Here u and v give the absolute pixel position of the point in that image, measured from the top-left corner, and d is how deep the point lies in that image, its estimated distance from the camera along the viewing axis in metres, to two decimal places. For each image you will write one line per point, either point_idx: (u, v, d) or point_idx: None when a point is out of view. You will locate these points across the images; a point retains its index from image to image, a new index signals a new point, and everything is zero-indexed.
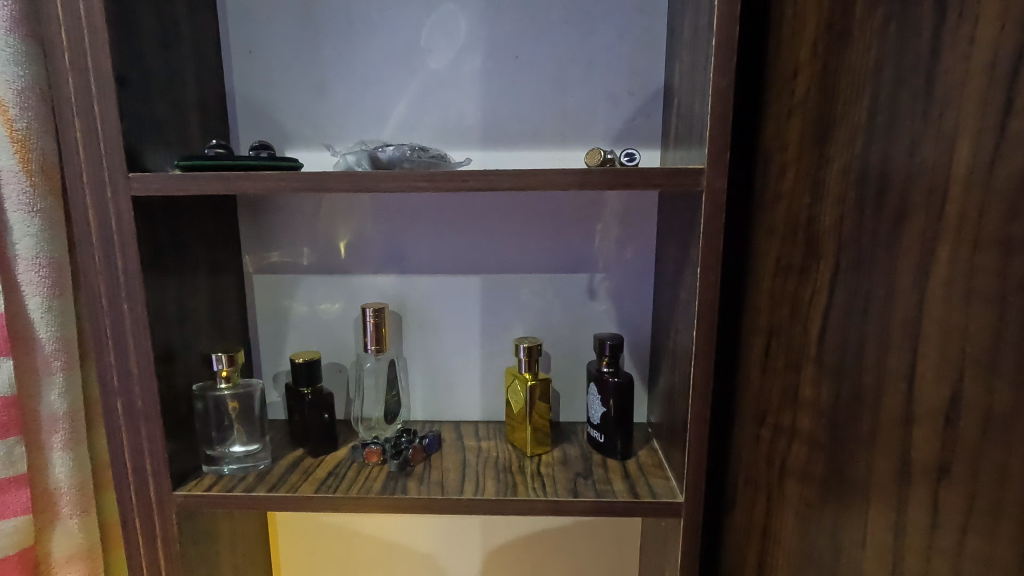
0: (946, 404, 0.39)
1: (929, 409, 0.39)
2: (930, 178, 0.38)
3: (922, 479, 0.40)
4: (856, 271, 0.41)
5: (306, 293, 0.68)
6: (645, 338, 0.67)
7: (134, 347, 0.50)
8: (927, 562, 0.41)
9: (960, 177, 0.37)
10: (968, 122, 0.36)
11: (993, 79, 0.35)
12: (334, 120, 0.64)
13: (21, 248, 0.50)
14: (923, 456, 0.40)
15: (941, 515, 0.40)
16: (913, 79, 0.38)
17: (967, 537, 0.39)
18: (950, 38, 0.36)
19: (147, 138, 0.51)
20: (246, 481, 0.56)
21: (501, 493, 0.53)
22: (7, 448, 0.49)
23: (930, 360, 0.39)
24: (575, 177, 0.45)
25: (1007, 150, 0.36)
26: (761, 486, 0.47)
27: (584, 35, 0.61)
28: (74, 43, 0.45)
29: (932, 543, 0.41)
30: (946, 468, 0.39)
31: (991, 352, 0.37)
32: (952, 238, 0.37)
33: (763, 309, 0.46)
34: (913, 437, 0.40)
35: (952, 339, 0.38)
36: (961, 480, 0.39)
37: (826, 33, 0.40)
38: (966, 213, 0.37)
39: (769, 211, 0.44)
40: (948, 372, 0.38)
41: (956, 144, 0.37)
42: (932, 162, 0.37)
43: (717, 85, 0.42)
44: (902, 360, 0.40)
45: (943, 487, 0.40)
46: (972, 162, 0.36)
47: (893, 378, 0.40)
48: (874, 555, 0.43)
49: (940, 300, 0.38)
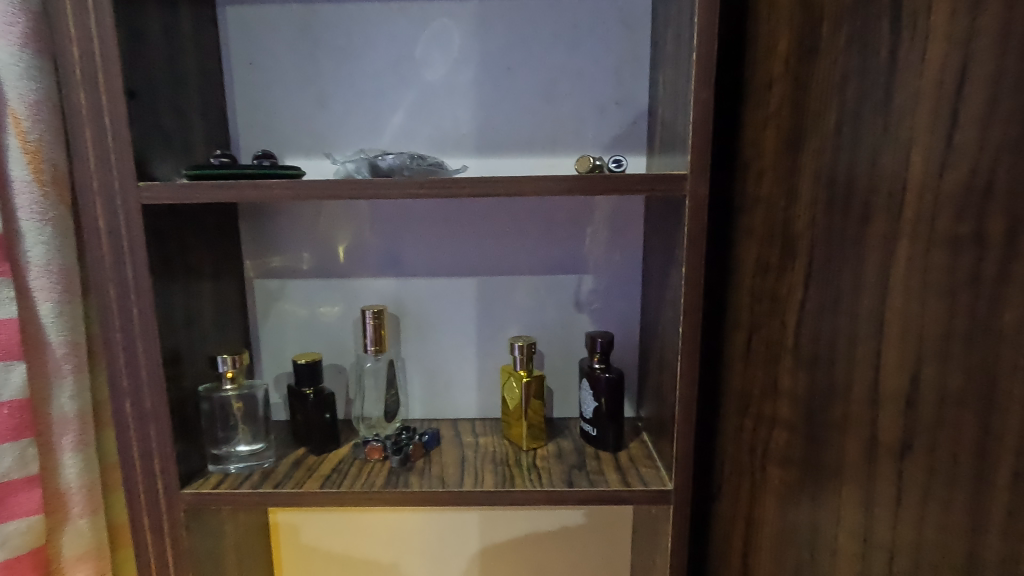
0: (908, 388, 0.42)
1: (893, 393, 0.43)
2: (891, 184, 0.41)
3: (888, 456, 0.43)
4: (827, 269, 0.44)
5: (306, 297, 0.70)
6: (634, 336, 0.70)
7: (143, 350, 0.52)
8: (895, 534, 0.44)
9: (916, 184, 0.40)
10: (920, 132, 0.40)
11: (943, 96, 0.39)
12: (333, 129, 0.66)
13: (33, 256, 0.51)
14: (889, 436, 0.43)
15: (904, 487, 0.43)
16: (874, 93, 0.41)
17: (926, 505, 0.43)
18: (905, 57, 0.40)
19: (155, 150, 0.53)
20: (252, 479, 0.57)
21: (499, 486, 0.55)
22: (20, 450, 0.50)
23: (892, 351, 0.42)
24: (567, 185, 0.48)
25: (953, 160, 0.39)
26: (745, 473, 0.51)
27: (571, 48, 0.64)
28: (87, 59, 0.47)
29: (898, 514, 0.44)
30: (908, 444, 0.43)
31: (944, 339, 0.41)
32: (910, 238, 0.41)
33: (744, 305, 0.49)
34: (880, 419, 0.43)
35: (910, 327, 0.41)
36: (922, 453, 0.42)
37: (796, 50, 0.43)
38: (922, 213, 0.40)
39: (749, 212, 0.48)
40: (908, 360, 0.42)
41: (911, 153, 0.40)
42: (893, 168, 0.41)
43: (698, 97, 0.46)
44: (869, 350, 0.43)
45: (906, 462, 0.43)
46: (925, 166, 0.40)
47: (862, 366, 0.43)
48: (847, 528, 0.46)
49: (901, 295, 0.42)
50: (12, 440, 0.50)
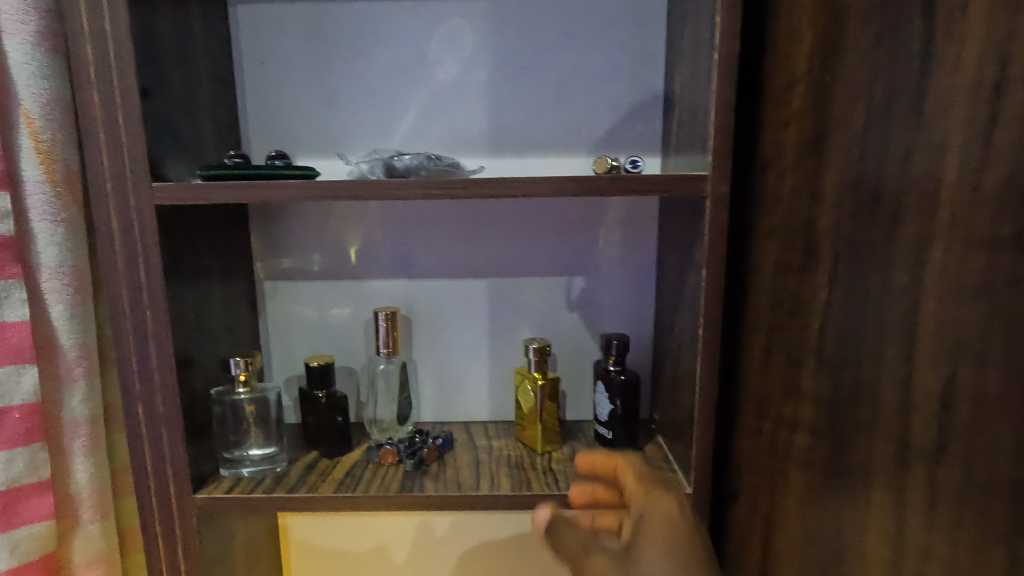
0: (941, 389, 0.35)
1: (926, 394, 0.36)
2: (923, 183, 0.36)
3: (921, 462, 0.37)
4: (855, 270, 0.41)
5: (317, 298, 0.70)
6: (648, 338, 0.70)
7: (155, 352, 0.51)
8: (927, 547, 0.36)
9: (950, 187, 0.34)
10: (956, 132, 0.33)
11: (982, 85, 0.32)
12: (345, 129, 0.65)
13: (44, 257, 0.50)
14: (921, 438, 0.36)
15: (939, 495, 0.35)
16: (905, 92, 0.37)
17: (963, 519, 0.34)
18: (939, 56, 0.34)
19: (167, 150, 0.52)
20: (264, 484, 0.57)
21: (516, 490, 0.54)
22: (31, 454, 0.50)
23: (925, 348, 0.36)
24: (587, 185, 0.48)
25: (995, 157, 0.31)
26: (766, 475, 0.50)
27: (585, 47, 0.63)
28: (100, 58, 0.47)
29: (932, 528, 0.36)
30: (942, 448, 0.35)
31: (984, 334, 0.33)
32: (944, 241, 0.34)
33: (764, 308, 0.50)
34: (912, 421, 0.37)
35: (946, 325, 0.35)
36: (957, 458, 0.34)
37: (819, 48, 0.43)
38: (957, 216, 0.34)
39: (770, 214, 0.49)
40: (943, 359, 0.35)
41: (946, 156, 0.34)
42: (924, 172, 0.35)
43: (719, 98, 0.46)
44: (900, 349, 0.38)
45: (940, 468, 0.35)
46: (962, 167, 0.33)
47: (892, 364, 0.38)
48: (875, 540, 0.40)
49: (936, 285, 0.35)
50: (23, 445, 0.49)
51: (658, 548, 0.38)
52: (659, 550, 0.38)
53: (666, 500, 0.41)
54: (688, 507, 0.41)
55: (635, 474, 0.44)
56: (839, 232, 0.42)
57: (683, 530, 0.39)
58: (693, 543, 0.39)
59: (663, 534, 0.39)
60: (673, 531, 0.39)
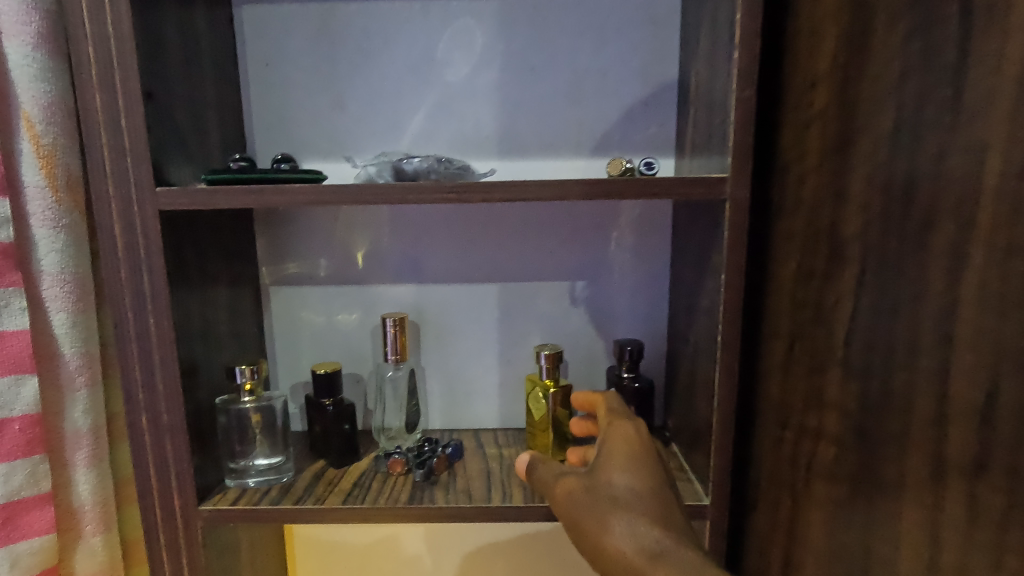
0: (982, 401, 0.33)
1: (963, 407, 0.34)
2: (962, 183, 0.34)
3: (959, 476, 0.35)
4: (884, 276, 0.39)
5: (323, 303, 0.68)
6: (662, 343, 0.68)
7: (159, 362, 0.50)
8: (965, 564, 0.35)
9: (992, 186, 0.32)
10: (996, 129, 0.31)
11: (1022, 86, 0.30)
12: (352, 132, 0.64)
13: (45, 264, 0.49)
14: (959, 451, 0.35)
15: (979, 511, 0.34)
16: (939, 90, 0.35)
17: (1005, 538, 0.32)
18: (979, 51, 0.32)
19: (172, 154, 0.51)
20: (271, 495, 0.55)
21: (528, 501, 0.53)
22: (32, 466, 0.48)
23: (964, 361, 0.34)
24: (601, 189, 0.46)
25: None
26: (786, 486, 0.49)
27: (597, 47, 0.62)
28: (103, 59, 0.45)
29: (971, 545, 0.34)
30: (982, 463, 0.33)
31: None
32: (985, 245, 0.32)
33: (785, 313, 0.48)
34: (948, 434, 0.35)
35: (987, 334, 0.33)
36: (1000, 475, 0.32)
37: (845, 46, 0.41)
38: (998, 220, 0.32)
39: (790, 217, 0.47)
40: (984, 371, 0.33)
41: (986, 156, 0.32)
42: (963, 171, 0.33)
43: (739, 97, 0.45)
44: (936, 359, 0.36)
45: (981, 484, 0.33)
46: (1004, 167, 0.31)
47: (927, 375, 0.36)
48: (909, 555, 0.38)
49: (975, 294, 0.33)
50: (24, 457, 0.48)
51: (618, 471, 0.47)
52: (615, 466, 0.48)
53: (624, 425, 0.51)
54: (645, 435, 0.51)
55: (608, 407, 0.55)
56: (867, 236, 0.40)
57: (639, 454, 0.49)
58: (649, 466, 0.48)
59: (622, 458, 0.48)
60: (629, 452, 0.49)
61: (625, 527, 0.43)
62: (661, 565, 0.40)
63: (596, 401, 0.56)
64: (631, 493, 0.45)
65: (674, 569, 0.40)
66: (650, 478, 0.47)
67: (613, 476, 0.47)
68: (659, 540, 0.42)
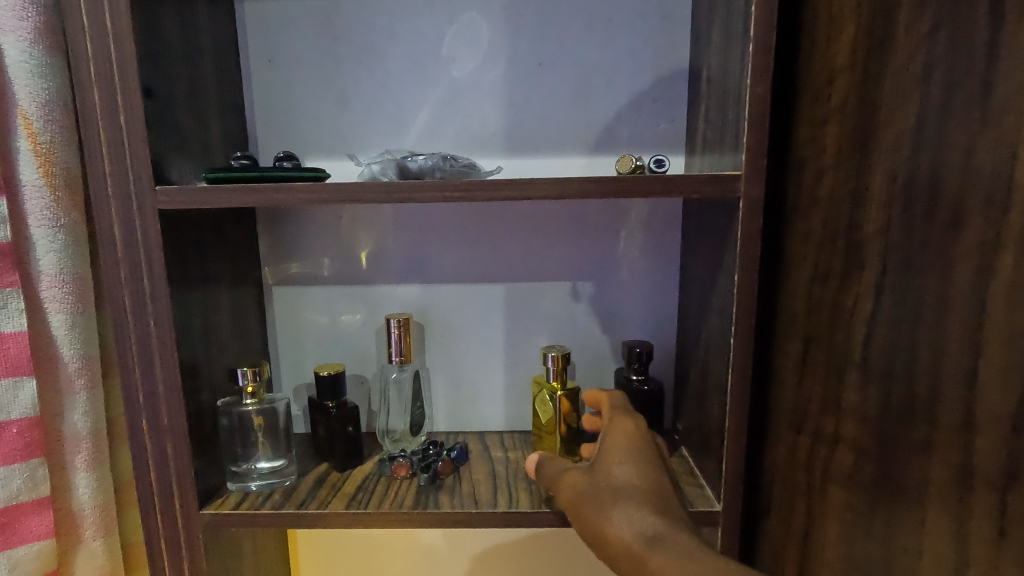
0: (1014, 410, 0.31)
1: (992, 416, 0.33)
2: (991, 180, 0.32)
3: (988, 487, 0.33)
4: (906, 277, 0.38)
5: (327, 304, 0.67)
6: (671, 345, 0.67)
7: (160, 364, 0.49)
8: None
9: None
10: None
11: None
12: (356, 129, 0.63)
13: (43, 264, 0.48)
14: (987, 460, 0.33)
15: (1010, 523, 0.32)
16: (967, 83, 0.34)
17: None
18: (1012, 42, 0.31)
19: (172, 152, 0.50)
20: (273, 499, 0.54)
21: (536, 506, 0.52)
22: (30, 470, 0.47)
23: (994, 368, 0.32)
24: (611, 187, 0.45)
25: None
26: (802, 493, 0.48)
27: (606, 41, 0.61)
28: (101, 54, 0.44)
29: (1000, 560, 0.32)
30: (1014, 474, 0.31)
31: None
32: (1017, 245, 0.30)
33: (800, 314, 0.47)
34: (976, 443, 0.34)
35: (1017, 340, 0.31)
36: None
37: (865, 38, 0.40)
38: None
39: (806, 216, 0.46)
40: (1015, 378, 0.31)
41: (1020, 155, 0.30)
42: (993, 167, 0.32)
43: (754, 93, 0.43)
44: (962, 365, 0.34)
45: (1011, 496, 0.32)
46: None
47: (953, 382, 0.35)
48: (932, 567, 0.37)
49: (1005, 298, 0.31)
50: (22, 460, 0.47)
51: (618, 462, 0.47)
52: (614, 458, 0.47)
53: (624, 421, 0.51)
54: (644, 430, 0.50)
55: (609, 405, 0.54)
56: (887, 236, 0.39)
57: (638, 447, 0.48)
58: (647, 458, 0.47)
59: (621, 450, 0.48)
60: (628, 445, 0.48)
61: (623, 515, 0.42)
62: (659, 549, 0.39)
63: (603, 399, 0.54)
64: (629, 482, 0.45)
65: (672, 554, 0.39)
66: (649, 469, 0.46)
67: (613, 467, 0.46)
68: (655, 526, 0.41)
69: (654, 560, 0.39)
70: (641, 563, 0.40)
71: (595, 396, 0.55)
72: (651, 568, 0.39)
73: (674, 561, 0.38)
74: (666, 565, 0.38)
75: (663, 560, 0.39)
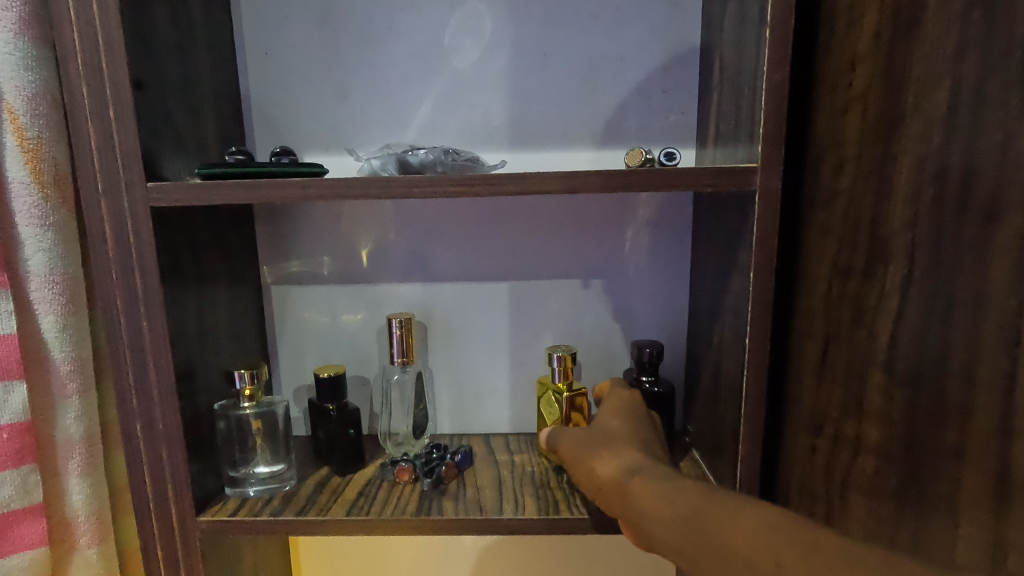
0: None
1: None
2: None
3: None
4: (936, 275, 0.36)
5: (327, 303, 0.65)
6: (681, 343, 0.65)
7: (153, 367, 0.47)
8: None
9: None
10: None
11: None
12: (356, 123, 0.61)
13: (33, 264, 0.47)
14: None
15: None
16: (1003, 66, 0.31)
17: None
18: None
19: (165, 147, 0.48)
20: (272, 505, 0.53)
21: (545, 513, 0.50)
22: (22, 477, 0.46)
23: None
24: (620, 180, 0.43)
25: None
26: (820, 499, 0.46)
27: (614, 30, 0.58)
28: (88, 46, 0.43)
29: None
30: None
31: None
32: None
33: (819, 313, 0.45)
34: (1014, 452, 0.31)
35: None
36: None
37: (890, 21, 0.38)
38: None
39: (826, 209, 0.44)
40: None
41: None
42: None
43: (771, 80, 0.41)
44: (1000, 367, 0.32)
45: None
46: None
47: (989, 386, 0.33)
48: None
49: None
50: (13, 467, 0.45)
51: (613, 417, 0.49)
52: (611, 413, 0.50)
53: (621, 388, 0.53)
54: (640, 397, 0.53)
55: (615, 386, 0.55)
56: (914, 230, 0.37)
57: (634, 407, 0.51)
58: (642, 416, 0.50)
59: (618, 409, 0.50)
60: (624, 404, 0.51)
61: (612, 454, 0.45)
62: (639, 475, 0.41)
63: (606, 389, 0.55)
64: (622, 431, 0.47)
65: (651, 478, 0.41)
66: (643, 424, 0.49)
67: (608, 420, 0.49)
68: (640, 461, 0.43)
69: (634, 484, 0.41)
70: (623, 488, 0.41)
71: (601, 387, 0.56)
72: (631, 491, 0.41)
73: (652, 483, 0.40)
74: (645, 486, 0.40)
75: (642, 483, 0.41)
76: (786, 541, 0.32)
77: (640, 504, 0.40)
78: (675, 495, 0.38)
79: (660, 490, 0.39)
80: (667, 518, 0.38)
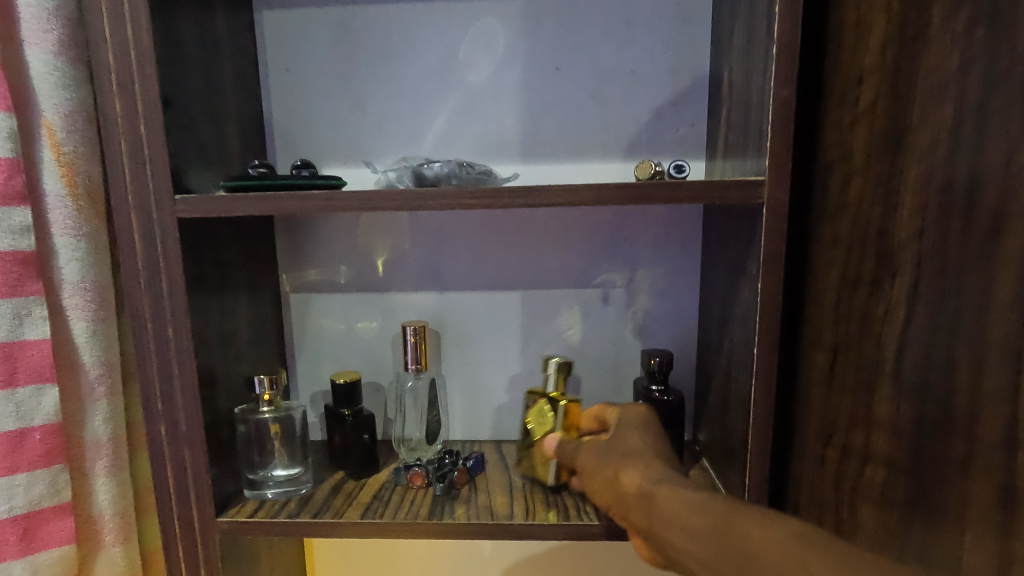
0: None
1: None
2: None
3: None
4: (942, 288, 0.36)
5: (343, 311, 0.67)
6: (691, 352, 0.65)
7: (178, 371, 0.49)
8: None
9: None
10: None
11: None
12: (372, 136, 0.63)
13: (66, 272, 0.49)
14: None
15: None
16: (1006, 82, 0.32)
17: None
18: None
19: (191, 161, 0.50)
20: (289, 507, 0.54)
21: (555, 520, 0.51)
22: (52, 476, 0.48)
23: None
24: (630, 193, 0.44)
25: None
26: (828, 509, 0.46)
27: (624, 44, 0.60)
28: (121, 66, 0.45)
29: None
30: None
31: None
32: None
33: (827, 324, 0.45)
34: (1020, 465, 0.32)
35: None
36: None
37: (897, 38, 0.38)
38: None
39: (833, 221, 0.44)
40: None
41: None
42: None
43: (778, 95, 0.42)
44: (1004, 380, 0.33)
45: None
46: None
47: (994, 395, 0.33)
48: None
49: None
50: (43, 466, 0.47)
51: (633, 429, 0.49)
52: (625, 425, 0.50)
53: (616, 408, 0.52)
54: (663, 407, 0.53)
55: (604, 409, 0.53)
56: (920, 243, 0.38)
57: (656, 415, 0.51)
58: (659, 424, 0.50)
59: (637, 420, 0.49)
60: (643, 416, 0.50)
61: (635, 465, 0.45)
62: (666, 483, 0.42)
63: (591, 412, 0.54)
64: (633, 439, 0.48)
65: (678, 488, 0.42)
66: (658, 429, 0.49)
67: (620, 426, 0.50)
68: (663, 473, 0.43)
69: (662, 492, 0.41)
70: (650, 498, 0.42)
71: (591, 411, 0.54)
72: (660, 500, 0.41)
73: (679, 492, 0.41)
74: (673, 494, 0.41)
75: (670, 492, 0.41)
76: (816, 552, 0.34)
77: (667, 513, 0.40)
78: (702, 505, 0.39)
79: (687, 499, 0.40)
80: (695, 527, 0.39)
